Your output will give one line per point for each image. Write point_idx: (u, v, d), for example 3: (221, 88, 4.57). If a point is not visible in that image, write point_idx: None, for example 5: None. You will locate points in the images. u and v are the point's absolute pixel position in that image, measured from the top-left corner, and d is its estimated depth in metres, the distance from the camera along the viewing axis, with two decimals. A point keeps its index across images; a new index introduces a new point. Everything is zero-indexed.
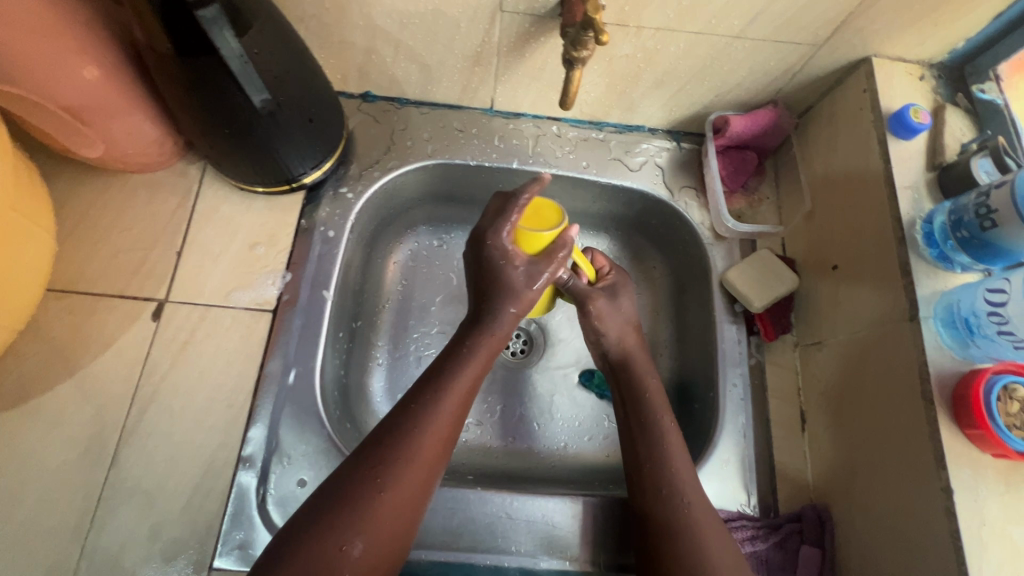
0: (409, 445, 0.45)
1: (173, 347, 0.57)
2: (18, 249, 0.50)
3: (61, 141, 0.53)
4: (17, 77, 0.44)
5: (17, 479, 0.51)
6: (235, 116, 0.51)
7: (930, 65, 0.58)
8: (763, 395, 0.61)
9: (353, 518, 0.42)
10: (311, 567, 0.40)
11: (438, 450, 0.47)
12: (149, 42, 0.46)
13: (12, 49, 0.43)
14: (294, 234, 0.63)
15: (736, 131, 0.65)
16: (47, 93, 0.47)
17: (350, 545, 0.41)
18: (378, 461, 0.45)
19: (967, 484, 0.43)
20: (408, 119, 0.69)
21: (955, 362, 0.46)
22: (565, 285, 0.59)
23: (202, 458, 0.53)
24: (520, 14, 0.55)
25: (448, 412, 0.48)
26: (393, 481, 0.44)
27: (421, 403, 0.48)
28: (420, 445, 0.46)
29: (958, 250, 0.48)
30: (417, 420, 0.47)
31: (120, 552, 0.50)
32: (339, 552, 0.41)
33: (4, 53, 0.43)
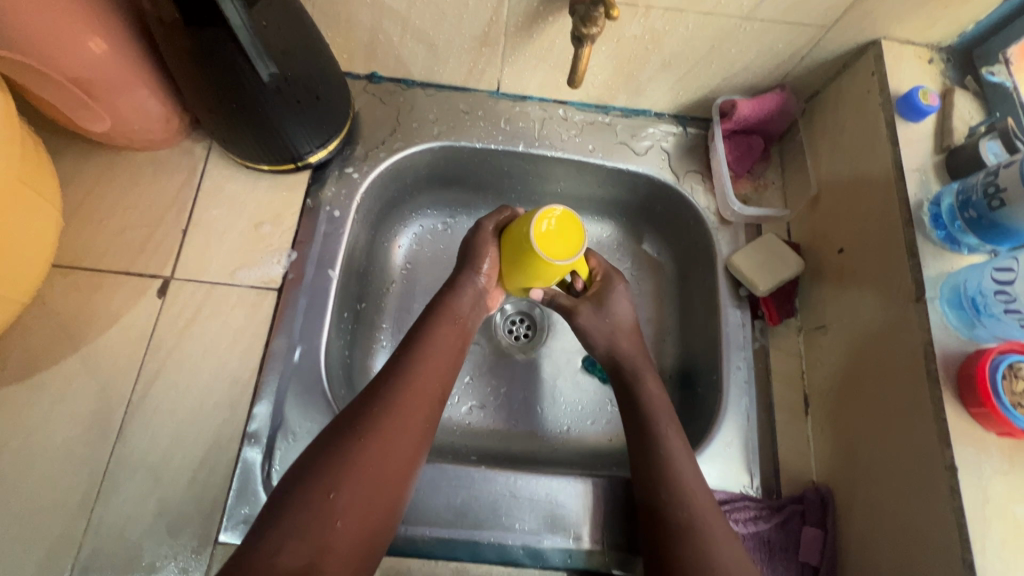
0: (393, 401, 0.48)
1: (178, 325, 0.57)
2: (22, 222, 0.50)
3: (66, 114, 0.52)
4: (23, 46, 0.44)
5: (23, 452, 0.51)
6: (241, 91, 0.51)
7: (939, 49, 0.58)
8: (767, 378, 0.62)
9: (338, 468, 0.44)
10: (301, 517, 0.41)
11: (421, 407, 0.49)
12: (157, 14, 0.45)
13: (18, 18, 0.42)
14: (300, 214, 0.63)
15: (742, 115, 0.65)
16: (53, 65, 0.46)
17: (337, 493, 0.43)
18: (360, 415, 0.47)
19: (971, 462, 0.43)
20: (414, 101, 0.69)
21: (960, 343, 0.46)
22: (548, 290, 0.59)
23: (207, 434, 0.54)
24: None
25: (431, 375, 0.51)
26: (376, 436, 0.46)
27: (401, 367, 0.50)
28: (402, 404, 0.48)
29: (966, 231, 0.48)
30: (396, 378, 0.50)
31: (126, 526, 0.50)
32: (325, 500, 0.42)
33: (10, 22, 0.42)
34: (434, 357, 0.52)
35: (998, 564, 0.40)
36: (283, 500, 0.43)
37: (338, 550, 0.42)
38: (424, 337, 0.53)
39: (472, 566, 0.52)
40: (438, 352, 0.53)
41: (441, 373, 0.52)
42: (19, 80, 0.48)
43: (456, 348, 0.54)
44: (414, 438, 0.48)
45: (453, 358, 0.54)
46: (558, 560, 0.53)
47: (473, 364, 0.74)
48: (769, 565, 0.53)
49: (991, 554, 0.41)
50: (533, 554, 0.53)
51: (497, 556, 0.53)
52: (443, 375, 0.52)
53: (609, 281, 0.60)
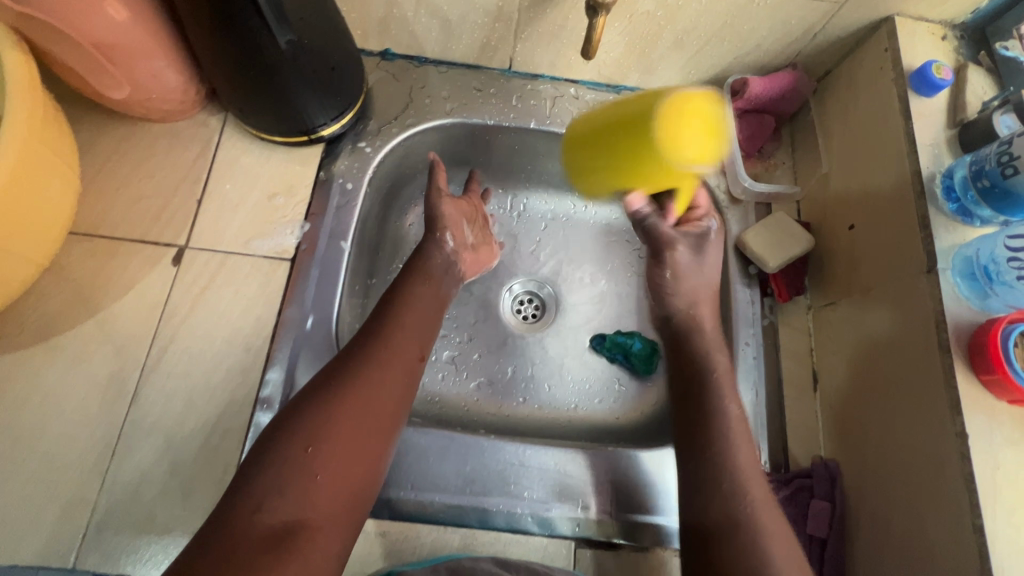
0: (368, 358, 0.48)
1: (193, 292, 0.57)
2: (43, 185, 0.50)
3: (85, 79, 0.53)
4: (47, 8, 0.45)
5: (39, 413, 0.52)
6: (259, 57, 0.51)
7: (952, 26, 0.57)
8: (776, 355, 0.62)
9: (316, 423, 0.43)
10: (281, 470, 0.41)
11: (400, 365, 0.49)
12: None
13: None
14: (313, 186, 0.63)
15: (754, 93, 0.65)
16: (75, 29, 0.47)
17: (316, 448, 0.42)
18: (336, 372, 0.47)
19: (981, 429, 0.43)
20: (426, 78, 0.69)
21: (972, 313, 0.46)
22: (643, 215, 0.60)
23: (220, 398, 0.54)
24: None
25: (407, 335, 0.52)
26: (352, 391, 0.46)
27: (379, 328, 0.51)
28: (378, 360, 0.48)
29: (980, 202, 0.48)
30: (371, 337, 0.50)
31: (140, 486, 0.51)
32: (305, 453, 0.42)
33: None
34: (409, 318, 0.53)
35: (1007, 528, 0.41)
36: (263, 457, 0.42)
37: (320, 505, 0.41)
38: (402, 299, 0.54)
39: (481, 533, 0.52)
40: (416, 313, 0.54)
41: (420, 333, 0.53)
42: (40, 42, 0.48)
43: (433, 311, 0.56)
44: (394, 394, 0.47)
45: (433, 319, 0.55)
46: (567, 529, 0.53)
47: (481, 342, 0.74)
48: None
49: (1001, 518, 0.41)
50: (541, 522, 0.53)
51: (506, 524, 0.53)
52: (420, 336, 0.53)
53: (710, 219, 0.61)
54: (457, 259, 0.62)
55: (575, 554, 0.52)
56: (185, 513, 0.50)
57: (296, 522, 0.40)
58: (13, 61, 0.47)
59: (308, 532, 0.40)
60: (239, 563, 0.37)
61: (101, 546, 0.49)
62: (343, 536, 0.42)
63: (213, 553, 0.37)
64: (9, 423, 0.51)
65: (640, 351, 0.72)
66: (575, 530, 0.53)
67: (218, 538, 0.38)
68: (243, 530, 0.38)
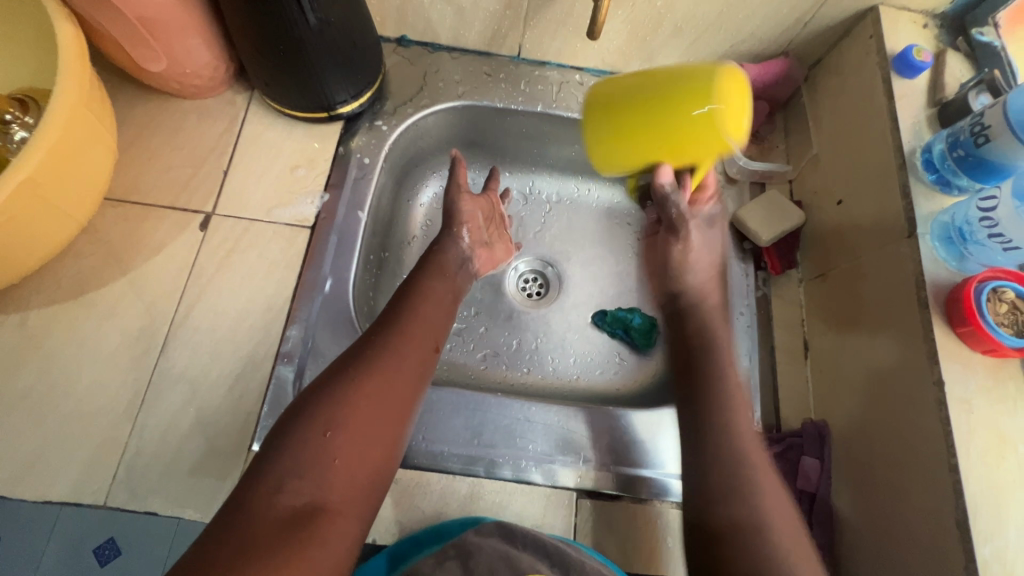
0: (385, 347, 0.49)
1: (219, 255, 0.61)
2: (87, 154, 0.54)
3: (126, 51, 0.57)
4: None
5: (73, 362, 0.55)
6: (289, 34, 0.55)
7: (933, 16, 0.61)
8: (768, 324, 0.65)
9: (334, 408, 0.44)
10: (299, 454, 0.41)
11: (415, 355, 0.50)
12: None
13: None
14: (332, 160, 0.67)
15: (749, 78, 0.69)
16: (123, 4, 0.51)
17: (334, 433, 0.43)
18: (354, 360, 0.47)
19: (957, 377, 0.46)
20: (440, 63, 0.74)
21: (949, 274, 0.50)
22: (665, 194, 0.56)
23: (243, 352, 0.57)
24: None
25: (423, 327, 0.52)
26: (369, 377, 0.46)
27: (394, 320, 0.52)
28: (394, 349, 0.49)
29: (956, 171, 0.51)
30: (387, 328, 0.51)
31: (167, 431, 0.54)
32: (323, 438, 0.42)
33: None
34: (423, 311, 0.54)
35: (980, 466, 0.44)
36: (282, 438, 0.42)
37: (339, 488, 0.42)
38: (418, 294, 0.55)
39: (488, 482, 0.55)
40: (434, 307, 0.55)
41: (435, 326, 0.54)
42: (89, 14, 0.52)
43: (446, 306, 0.56)
44: (410, 384, 0.48)
45: (449, 314, 0.56)
46: (569, 481, 0.56)
47: (487, 316, 0.78)
48: None
49: (975, 457, 0.44)
50: (545, 474, 0.56)
51: (512, 474, 0.56)
52: (435, 328, 0.54)
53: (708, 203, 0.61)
54: (472, 256, 0.64)
55: (575, 504, 0.55)
56: (208, 458, 0.53)
57: (314, 505, 0.40)
58: (70, 43, 0.51)
59: (329, 515, 0.40)
60: (261, 544, 0.37)
61: (129, 486, 0.52)
62: (361, 521, 0.42)
63: (234, 536, 0.37)
64: (45, 372, 0.54)
65: (639, 325, 0.75)
66: (577, 483, 0.56)
67: (241, 519, 0.38)
68: (263, 512, 0.39)
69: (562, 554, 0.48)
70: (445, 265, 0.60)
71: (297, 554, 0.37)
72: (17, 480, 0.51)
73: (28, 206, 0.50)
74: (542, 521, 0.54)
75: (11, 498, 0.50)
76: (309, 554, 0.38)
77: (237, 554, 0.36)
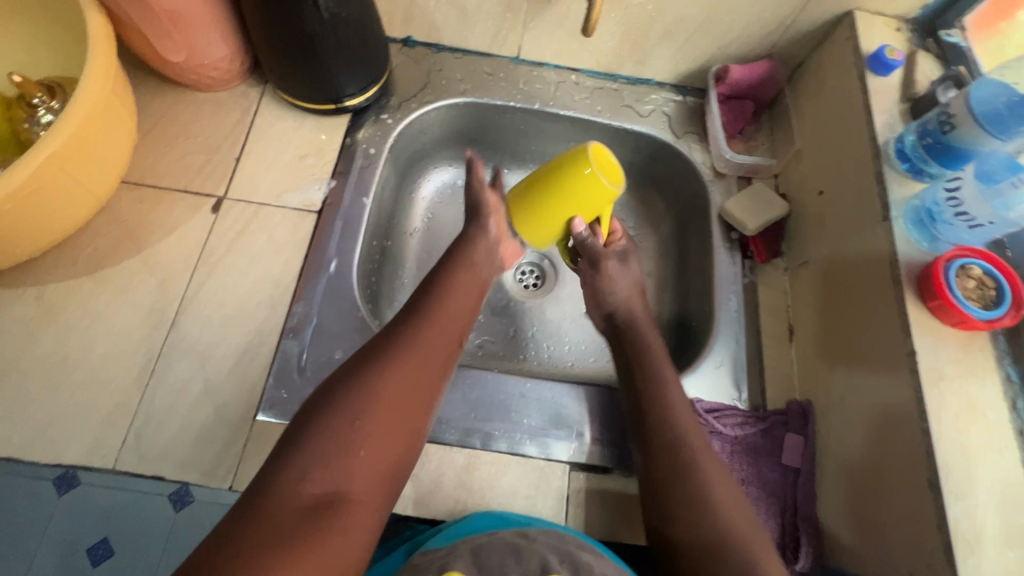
0: (413, 337, 0.48)
1: (229, 235, 0.64)
2: (106, 147, 0.58)
3: (150, 42, 0.61)
4: None
5: (87, 334, 0.57)
6: (302, 28, 0.59)
7: (906, 20, 0.66)
8: (756, 310, 0.68)
9: (360, 396, 0.43)
10: (325, 442, 0.41)
11: (442, 346, 0.50)
12: None
13: None
14: (339, 150, 0.70)
15: (735, 79, 0.73)
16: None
17: (359, 422, 0.43)
18: (384, 347, 0.47)
19: (929, 348, 0.49)
20: (443, 62, 0.78)
21: (922, 254, 0.53)
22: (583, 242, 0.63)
23: (251, 327, 0.60)
24: None
25: (451, 317, 0.52)
26: (396, 367, 0.46)
27: (423, 309, 0.51)
28: (420, 340, 0.48)
29: (926, 158, 0.55)
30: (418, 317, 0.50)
31: (176, 400, 0.56)
32: (349, 427, 0.42)
33: None
34: (452, 299, 0.53)
35: (951, 429, 0.46)
36: (306, 425, 0.42)
37: (361, 479, 0.41)
38: (444, 281, 0.55)
39: (484, 453, 0.57)
40: (461, 299, 0.54)
41: (461, 316, 0.53)
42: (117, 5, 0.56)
43: (474, 297, 0.56)
44: (435, 379, 0.48)
45: (473, 303, 0.56)
46: (563, 454, 0.58)
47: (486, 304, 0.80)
48: (755, 466, 0.58)
49: (946, 421, 0.47)
50: (540, 447, 0.58)
51: (507, 446, 0.58)
52: (463, 320, 0.53)
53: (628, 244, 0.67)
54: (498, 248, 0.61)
55: (569, 476, 0.57)
56: (214, 427, 0.55)
57: (336, 495, 0.40)
58: (99, 51, 0.54)
59: (349, 505, 0.40)
60: (282, 531, 0.37)
61: (137, 452, 0.54)
62: (379, 513, 0.42)
63: (257, 522, 0.37)
64: (60, 343, 0.57)
65: None
66: (570, 457, 0.58)
67: (261, 504, 0.38)
68: (286, 501, 0.38)
69: (573, 555, 0.45)
70: (472, 258, 0.58)
71: (317, 543, 0.37)
72: (30, 445, 0.53)
73: (51, 189, 0.53)
74: (535, 492, 0.56)
75: (24, 461, 0.52)
76: (325, 546, 0.37)
77: (260, 540, 0.36)
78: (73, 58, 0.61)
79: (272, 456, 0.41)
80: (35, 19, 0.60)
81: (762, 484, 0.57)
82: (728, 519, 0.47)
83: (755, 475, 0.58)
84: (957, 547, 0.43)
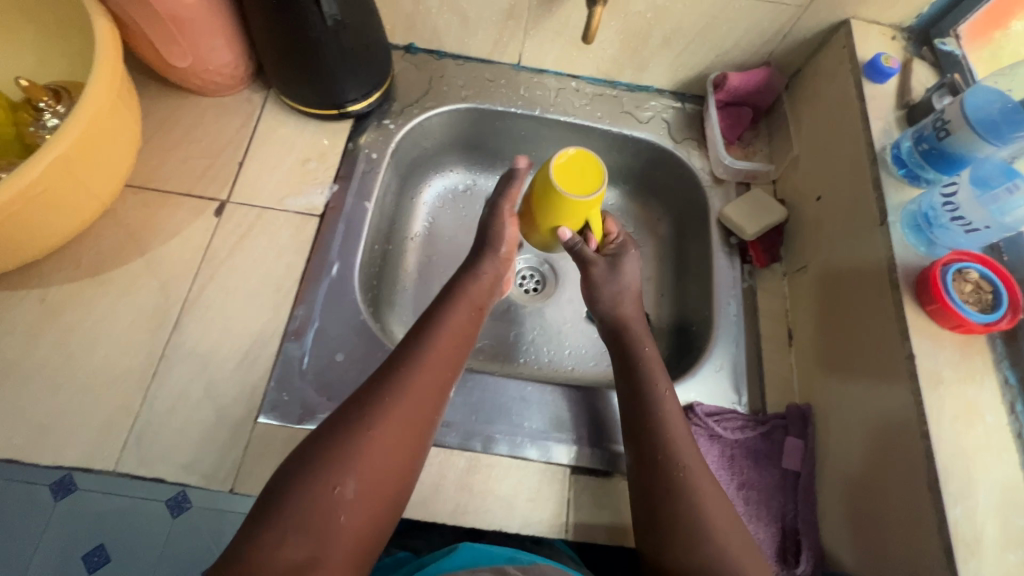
0: (397, 393, 0.48)
1: (232, 239, 0.64)
2: (108, 145, 0.58)
3: (155, 47, 0.61)
4: None
5: (90, 336, 0.58)
6: (306, 34, 0.60)
7: (901, 29, 0.67)
8: (755, 314, 0.68)
9: (343, 462, 0.44)
10: (305, 508, 0.42)
11: (428, 400, 0.50)
12: None
13: None
14: (342, 155, 0.71)
15: (733, 86, 0.74)
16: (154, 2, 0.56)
17: (342, 487, 0.43)
18: (366, 406, 0.47)
19: (928, 351, 0.49)
20: (444, 69, 0.78)
21: (919, 258, 0.53)
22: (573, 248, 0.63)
23: (253, 330, 0.60)
24: None
25: (439, 366, 0.52)
26: (380, 426, 0.46)
27: (407, 359, 0.51)
28: (406, 395, 0.48)
29: (922, 164, 0.56)
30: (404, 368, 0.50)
31: (178, 402, 0.56)
32: (330, 493, 0.43)
33: None
34: (441, 346, 0.53)
35: (950, 432, 0.46)
36: (288, 488, 0.43)
37: (340, 543, 0.42)
38: (435, 324, 0.54)
39: (485, 455, 0.57)
40: (451, 345, 0.54)
41: (450, 363, 0.53)
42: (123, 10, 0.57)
43: (464, 341, 0.55)
44: (418, 437, 0.48)
45: (464, 344, 0.55)
46: (563, 457, 0.58)
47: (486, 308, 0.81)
48: (755, 469, 0.58)
49: (945, 424, 0.47)
50: (540, 449, 0.58)
51: (508, 449, 0.58)
52: (449, 365, 0.53)
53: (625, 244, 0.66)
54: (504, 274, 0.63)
55: (569, 480, 0.57)
56: (215, 430, 0.55)
57: (313, 561, 0.40)
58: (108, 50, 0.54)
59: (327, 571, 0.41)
60: None
61: (139, 453, 0.54)
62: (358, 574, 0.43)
63: None
64: (63, 345, 0.57)
65: None
66: (570, 460, 0.58)
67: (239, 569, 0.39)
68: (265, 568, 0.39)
69: None
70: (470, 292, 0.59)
71: None
72: (32, 446, 0.53)
73: (52, 185, 0.53)
74: (536, 496, 0.56)
75: (25, 462, 0.52)
76: None
77: None
78: (78, 61, 0.61)
79: (253, 516, 0.42)
80: (42, 23, 0.61)
81: (763, 488, 0.57)
82: (719, 549, 0.47)
83: (755, 478, 0.58)
84: (958, 550, 0.43)
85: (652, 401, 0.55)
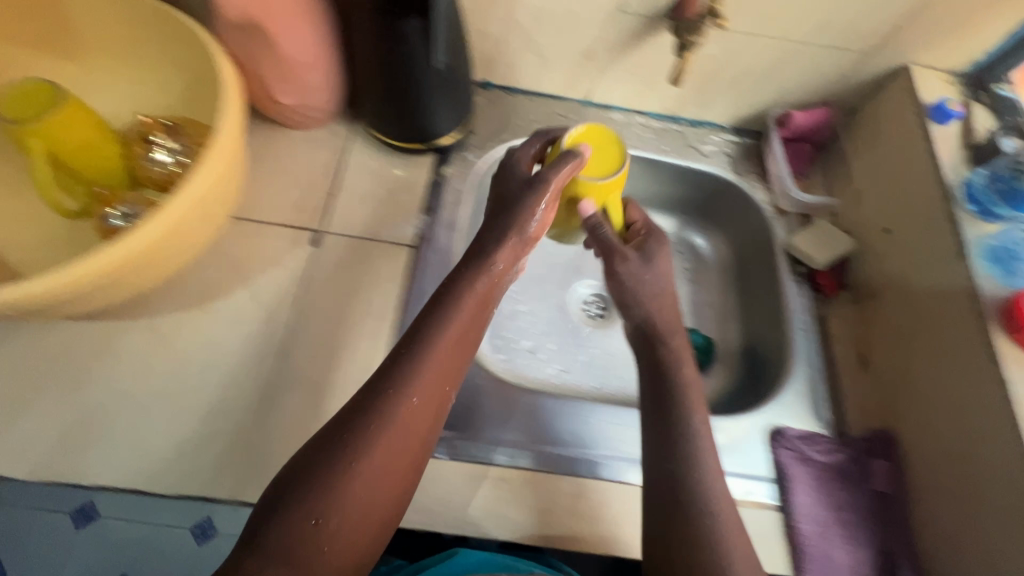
0: (386, 410, 0.43)
1: (331, 269, 0.66)
2: (235, 175, 0.59)
3: (264, 84, 0.64)
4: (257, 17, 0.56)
5: (201, 365, 0.58)
6: (409, 73, 0.63)
7: (957, 74, 0.72)
8: (828, 340, 0.71)
9: (327, 493, 0.40)
10: (285, 546, 0.38)
11: (421, 416, 0.45)
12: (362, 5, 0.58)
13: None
14: (428, 187, 0.73)
15: (796, 124, 0.78)
16: (272, 42, 0.58)
17: (322, 519, 0.40)
18: (371, 424, 0.43)
19: (1021, 377, 0.53)
20: (519, 104, 0.82)
21: (1002, 290, 0.57)
22: (597, 233, 0.62)
23: (357, 358, 0.61)
24: (636, 16, 0.69)
25: (436, 374, 0.46)
26: (367, 450, 0.42)
27: (400, 365, 0.45)
28: (397, 413, 0.43)
29: (999, 202, 0.61)
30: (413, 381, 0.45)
31: (291, 431, 0.57)
32: (312, 527, 0.39)
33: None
34: (441, 347, 0.47)
35: None
36: (269, 520, 0.40)
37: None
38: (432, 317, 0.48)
39: (592, 480, 0.59)
40: (455, 348, 0.48)
41: (456, 370, 0.48)
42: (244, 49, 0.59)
43: (468, 341, 0.50)
44: (412, 456, 0.44)
45: (465, 341, 0.49)
46: None
47: (557, 335, 0.83)
48: (846, 490, 0.61)
49: None
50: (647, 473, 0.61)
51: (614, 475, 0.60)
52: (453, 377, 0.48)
53: (647, 231, 0.66)
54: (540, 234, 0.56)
55: None
56: None
57: None
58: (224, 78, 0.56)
59: None
60: None
61: (257, 484, 0.54)
62: None
63: None
64: (174, 374, 0.58)
65: (700, 344, 0.83)
66: None
67: None
68: None
69: None
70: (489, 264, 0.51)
71: None
72: (153, 476, 0.53)
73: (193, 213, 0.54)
74: (617, 520, 0.58)
75: (147, 493, 0.53)
76: None
77: None
78: (188, 98, 0.63)
79: (234, 550, 0.39)
80: (155, 62, 0.63)
81: (855, 509, 0.60)
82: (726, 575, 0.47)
83: (847, 498, 0.60)
84: None
85: (681, 428, 0.54)
